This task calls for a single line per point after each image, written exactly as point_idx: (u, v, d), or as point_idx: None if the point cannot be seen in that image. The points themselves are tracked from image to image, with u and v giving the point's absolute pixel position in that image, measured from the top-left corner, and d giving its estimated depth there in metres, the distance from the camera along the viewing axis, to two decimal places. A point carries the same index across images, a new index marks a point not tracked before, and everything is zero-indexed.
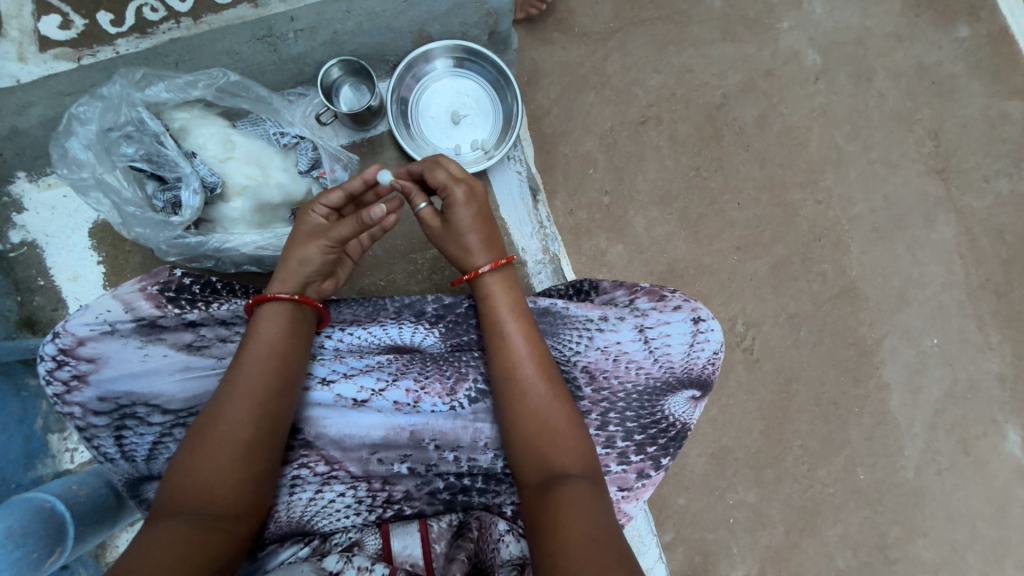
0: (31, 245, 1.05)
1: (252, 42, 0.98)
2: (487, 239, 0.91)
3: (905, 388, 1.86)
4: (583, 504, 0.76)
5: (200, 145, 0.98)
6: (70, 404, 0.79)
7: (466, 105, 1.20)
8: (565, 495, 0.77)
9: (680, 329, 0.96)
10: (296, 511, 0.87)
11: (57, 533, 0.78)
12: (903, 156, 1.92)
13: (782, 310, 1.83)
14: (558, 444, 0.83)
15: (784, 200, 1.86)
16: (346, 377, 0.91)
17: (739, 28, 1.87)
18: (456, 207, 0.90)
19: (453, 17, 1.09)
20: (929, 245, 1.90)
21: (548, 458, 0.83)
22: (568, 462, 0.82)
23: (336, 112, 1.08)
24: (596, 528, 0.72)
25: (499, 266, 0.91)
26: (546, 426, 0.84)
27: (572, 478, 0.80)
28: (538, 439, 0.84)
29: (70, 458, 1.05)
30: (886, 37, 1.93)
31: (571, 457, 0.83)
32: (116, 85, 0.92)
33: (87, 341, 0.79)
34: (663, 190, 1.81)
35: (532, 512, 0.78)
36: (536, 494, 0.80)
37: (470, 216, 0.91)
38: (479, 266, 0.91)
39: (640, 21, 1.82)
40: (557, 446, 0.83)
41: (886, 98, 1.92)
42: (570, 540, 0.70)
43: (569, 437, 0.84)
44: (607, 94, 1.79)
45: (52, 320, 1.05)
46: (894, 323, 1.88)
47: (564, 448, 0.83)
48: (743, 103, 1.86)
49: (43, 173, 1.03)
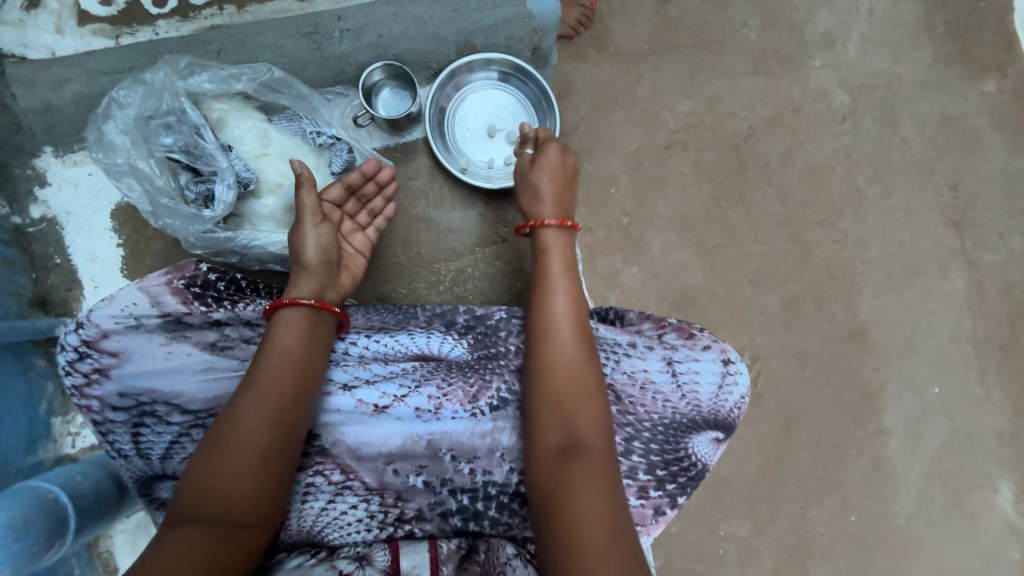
0: (51, 222, 1.02)
1: (296, 38, 0.98)
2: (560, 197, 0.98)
3: (904, 435, 1.86)
4: (601, 487, 0.75)
5: (236, 138, 0.96)
6: (89, 398, 0.77)
7: (502, 119, 1.18)
8: (586, 473, 0.76)
9: (709, 368, 0.94)
10: (307, 521, 0.85)
11: (58, 526, 0.75)
12: (922, 204, 1.92)
13: (790, 346, 1.84)
14: (586, 408, 0.82)
15: (800, 237, 1.86)
16: (368, 382, 0.90)
17: (772, 62, 1.88)
18: (546, 155, 1.01)
19: (499, 30, 1.09)
20: (940, 295, 1.91)
21: (574, 421, 0.81)
22: (593, 436, 0.80)
23: (373, 115, 1.06)
24: (612, 521, 0.72)
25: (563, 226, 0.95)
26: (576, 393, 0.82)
27: (595, 456, 0.78)
28: (568, 405, 0.82)
29: (71, 443, 0.98)
30: (915, 85, 1.94)
31: (595, 429, 0.81)
32: (159, 71, 0.91)
33: (112, 335, 0.78)
34: (682, 217, 1.81)
35: (550, 481, 0.77)
36: (554, 462, 0.78)
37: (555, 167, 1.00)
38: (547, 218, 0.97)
39: (675, 47, 1.83)
40: (583, 417, 0.81)
41: (909, 145, 1.93)
42: (588, 532, 0.70)
43: (598, 413, 0.82)
44: (635, 115, 1.79)
45: (65, 301, 1.02)
46: (899, 369, 1.88)
47: (591, 419, 0.81)
48: (769, 137, 1.87)
49: (71, 149, 1.01)
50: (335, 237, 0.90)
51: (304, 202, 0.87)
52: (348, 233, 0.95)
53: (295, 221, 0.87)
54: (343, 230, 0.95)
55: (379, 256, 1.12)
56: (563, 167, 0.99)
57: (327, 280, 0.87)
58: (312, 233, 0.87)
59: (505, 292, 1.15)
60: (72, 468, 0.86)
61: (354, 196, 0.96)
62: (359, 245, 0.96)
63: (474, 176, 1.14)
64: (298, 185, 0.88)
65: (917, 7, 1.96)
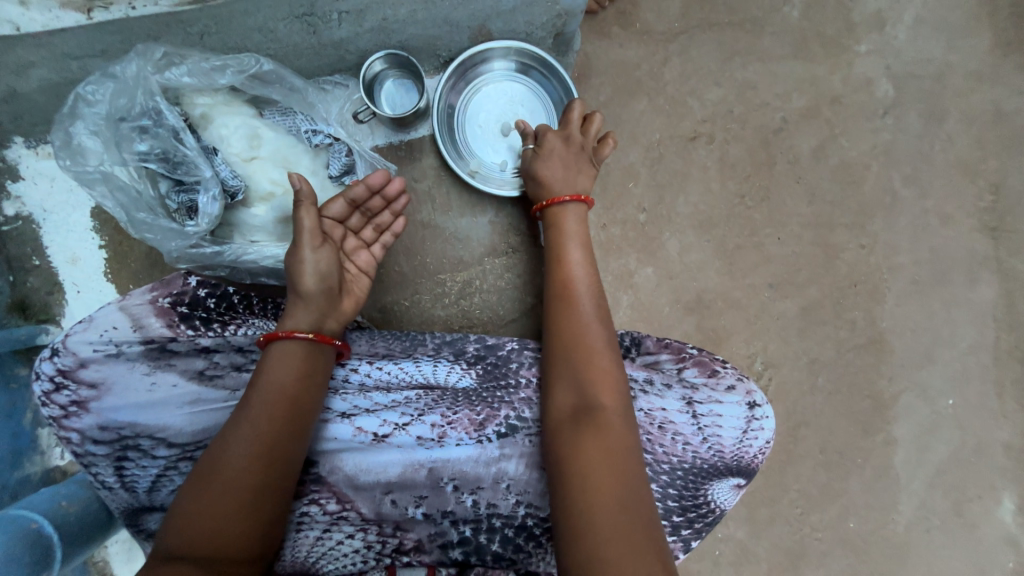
0: (26, 220, 0.94)
1: (290, 20, 0.84)
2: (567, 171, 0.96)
3: (912, 446, 1.83)
4: (614, 455, 0.72)
5: (222, 138, 0.86)
6: (67, 430, 0.72)
7: (517, 116, 1.07)
8: (598, 440, 0.74)
9: (734, 412, 0.88)
10: (302, 551, 0.82)
11: (42, 558, 0.72)
12: (959, 208, 1.80)
13: (804, 354, 1.77)
14: (599, 366, 0.82)
15: (826, 240, 1.75)
16: (369, 411, 0.85)
17: (814, 46, 1.71)
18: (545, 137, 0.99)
19: (518, 15, 0.96)
20: (966, 305, 1.82)
21: (585, 379, 0.81)
22: (609, 402, 0.78)
23: (377, 111, 0.95)
24: (626, 494, 0.69)
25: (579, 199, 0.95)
26: (592, 360, 0.83)
27: (610, 422, 0.76)
28: (582, 369, 0.81)
29: (61, 454, 0.94)
30: (967, 76, 1.77)
31: (609, 389, 0.79)
32: (131, 63, 0.80)
33: (90, 364, 0.73)
34: (703, 214, 1.70)
35: (562, 444, 0.75)
36: (567, 426, 0.77)
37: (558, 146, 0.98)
38: (563, 196, 0.94)
39: (708, 26, 1.66)
40: (598, 383, 0.80)
41: (953, 143, 1.78)
42: (600, 501, 0.68)
43: (617, 382, 0.80)
44: (660, 102, 1.65)
45: (46, 305, 0.96)
46: (914, 379, 1.82)
47: (604, 379, 0.80)
48: (803, 130, 1.72)
49: (42, 140, 0.93)
50: (337, 259, 0.83)
51: (303, 223, 0.78)
52: (351, 251, 0.88)
53: (293, 243, 0.79)
54: (346, 248, 0.87)
55: (381, 265, 1.04)
56: (574, 149, 0.97)
57: (326, 306, 0.80)
58: (311, 257, 0.79)
59: (513, 307, 1.08)
60: (58, 490, 0.83)
61: (358, 211, 0.88)
62: (363, 264, 0.89)
63: (485, 181, 1.04)
64: (296, 203, 0.79)
65: None
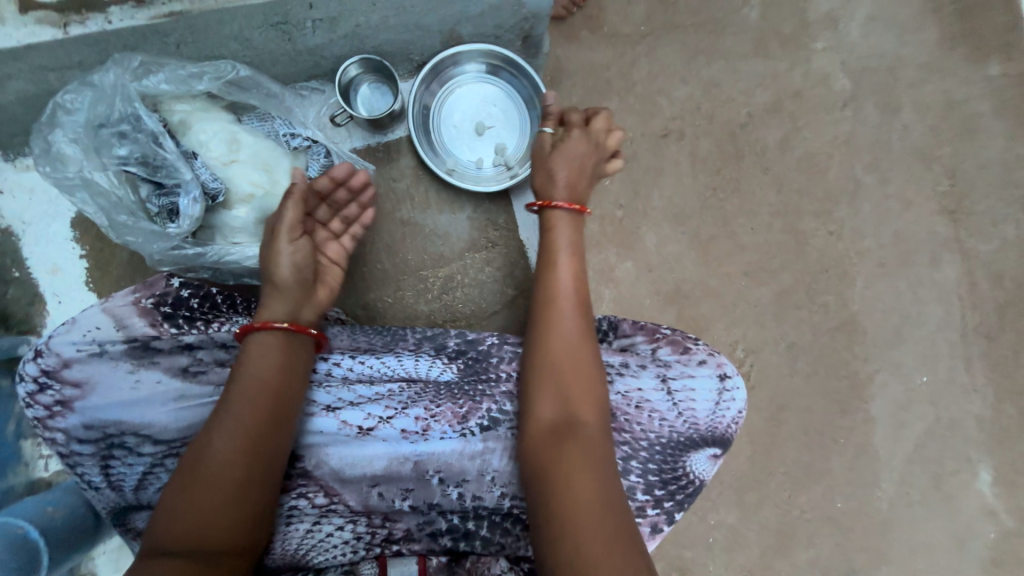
0: (6, 232, 0.95)
1: (263, 28, 0.87)
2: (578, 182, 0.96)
3: (889, 423, 1.90)
4: (594, 466, 0.76)
5: (201, 143, 0.87)
6: (53, 430, 0.73)
7: (491, 116, 1.11)
8: (580, 450, 0.77)
9: (706, 385, 0.92)
10: (292, 544, 0.83)
11: (30, 561, 0.72)
12: (918, 193, 1.89)
13: (782, 338, 1.84)
14: (581, 377, 0.84)
15: (796, 228, 1.83)
16: (353, 404, 0.87)
17: (773, 44, 1.80)
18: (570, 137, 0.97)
19: (487, 19, 1.01)
20: (930, 285, 1.91)
21: (568, 391, 0.83)
22: (589, 415, 0.82)
23: (354, 115, 0.99)
24: (606, 502, 0.72)
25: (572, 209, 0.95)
26: (575, 371, 0.85)
27: (590, 434, 0.80)
28: (565, 381, 0.84)
29: (45, 466, 0.94)
30: (918, 68, 1.87)
31: (589, 402, 0.83)
32: (110, 72, 0.82)
33: (74, 363, 0.74)
34: (677, 208, 1.76)
35: (544, 455, 0.78)
36: (548, 438, 0.80)
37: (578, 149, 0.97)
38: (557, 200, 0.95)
39: (673, 28, 1.73)
40: (579, 396, 0.83)
41: (909, 131, 1.88)
42: (581, 508, 0.71)
43: (596, 394, 0.84)
44: (631, 101, 1.71)
45: (28, 316, 0.96)
46: (888, 359, 1.90)
47: (585, 392, 0.83)
48: (768, 124, 1.80)
49: (20, 153, 0.94)
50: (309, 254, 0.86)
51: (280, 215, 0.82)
52: (322, 243, 0.90)
53: (272, 231, 0.83)
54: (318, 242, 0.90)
55: (363, 262, 1.07)
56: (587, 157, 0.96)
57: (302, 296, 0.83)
58: (287, 249, 0.82)
59: (494, 300, 1.11)
60: (44, 497, 0.83)
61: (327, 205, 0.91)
62: (335, 256, 0.91)
63: (462, 179, 1.08)
64: (287, 195, 0.85)
65: None
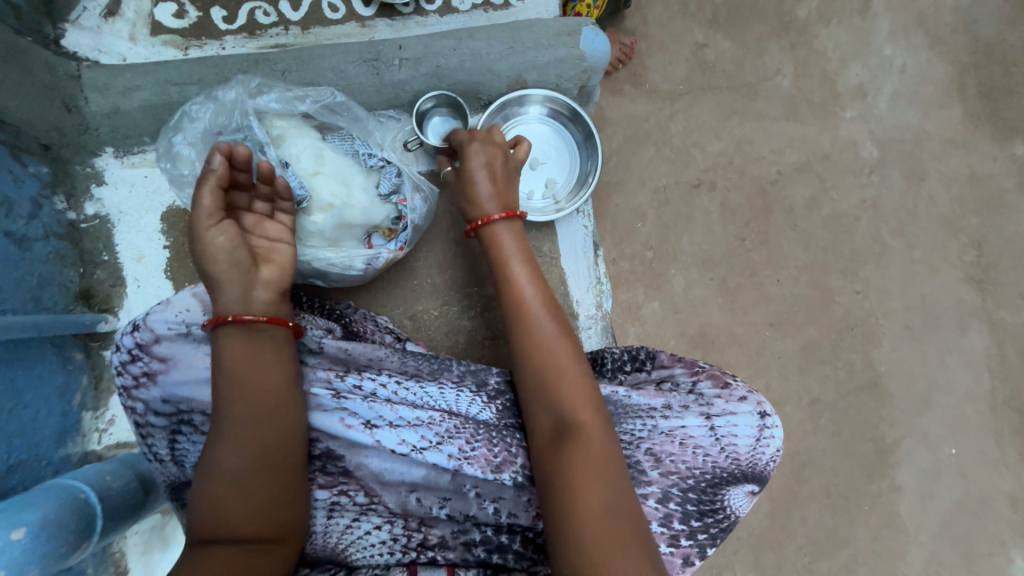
0: (103, 219, 1.04)
1: (358, 63, 1.04)
2: (498, 191, 0.99)
3: (917, 493, 1.84)
4: (597, 462, 0.77)
5: (293, 155, 0.96)
6: (134, 400, 0.79)
7: (544, 153, 1.21)
8: (581, 449, 0.78)
9: (747, 422, 0.92)
10: (332, 537, 0.86)
11: (87, 525, 0.76)
12: (944, 260, 1.93)
13: (805, 393, 1.83)
14: (567, 379, 0.85)
15: (822, 284, 1.87)
16: (391, 425, 0.86)
17: (804, 110, 1.90)
18: (471, 161, 1.00)
19: (550, 68, 1.13)
20: (959, 353, 1.90)
21: (557, 396, 0.84)
22: (584, 413, 0.82)
23: (423, 141, 1.09)
24: (609, 495, 0.74)
25: (510, 218, 0.98)
26: (560, 378, 0.85)
27: (591, 436, 0.80)
28: (553, 388, 0.85)
29: (98, 439, 0.99)
30: (943, 142, 1.95)
31: (581, 401, 0.83)
32: (232, 90, 0.95)
33: (164, 340, 0.80)
34: (706, 254, 1.81)
35: (547, 459, 0.80)
36: (549, 441, 0.81)
37: (482, 168, 1.00)
38: (494, 214, 0.97)
39: (709, 87, 1.84)
40: (572, 399, 0.83)
41: (935, 201, 1.94)
42: (586, 503, 0.73)
43: (588, 393, 0.85)
44: (666, 152, 1.81)
45: (109, 296, 1.04)
46: (915, 425, 1.87)
47: (574, 392, 0.84)
48: (796, 183, 1.88)
49: (130, 151, 1.05)
50: (237, 234, 0.83)
51: (203, 203, 0.81)
52: (253, 226, 0.88)
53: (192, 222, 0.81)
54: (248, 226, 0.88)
55: (414, 275, 1.15)
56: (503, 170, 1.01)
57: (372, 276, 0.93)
58: (215, 234, 0.82)
59: None
60: (101, 467, 0.87)
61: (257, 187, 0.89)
62: (271, 232, 0.89)
63: None
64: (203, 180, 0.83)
65: (950, 67, 1.97)
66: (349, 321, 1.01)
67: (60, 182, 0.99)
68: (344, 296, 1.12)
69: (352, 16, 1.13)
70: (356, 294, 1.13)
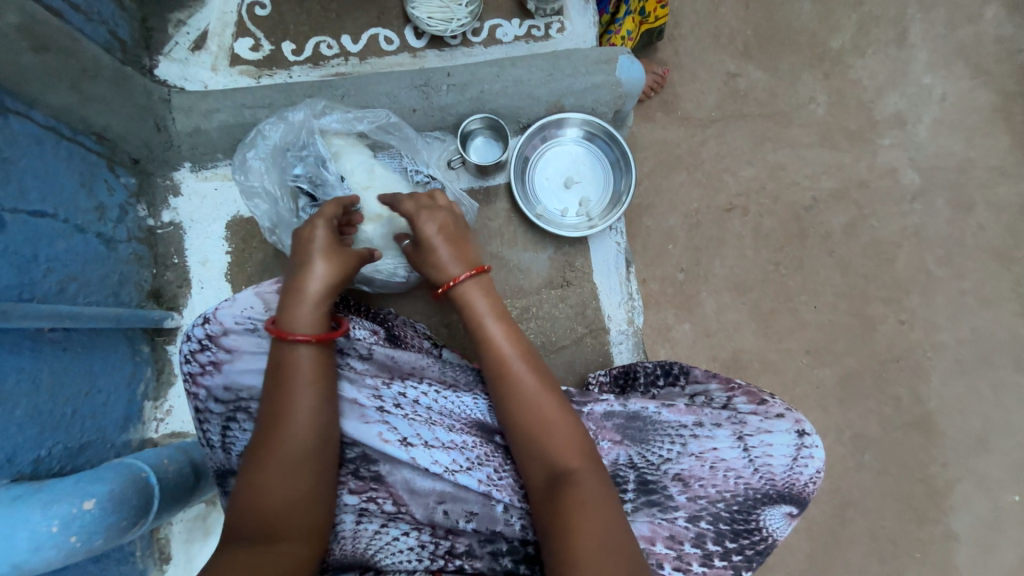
0: (176, 226, 1.15)
1: (409, 88, 1.13)
2: (456, 252, 0.94)
3: (974, 542, 1.71)
4: (597, 513, 0.73)
5: (348, 171, 1.04)
6: (199, 386, 0.86)
7: (579, 173, 1.26)
8: (580, 501, 0.74)
9: (783, 441, 0.89)
10: (361, 543, 0.83)
11: (145, 502, 0.82)
12: (997, 292, 1.84)
13: (847, 426, 1.75)
14: (554, 433, 0.81)
15: (862, 312, 1.81)
16: (426, 444, 0.86)
17: (840, 137, 1.89)
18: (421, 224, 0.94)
19: (587, 94, 1.20)
20: (1017, 391, 1.79)
21: (548, 450, 0.80)
22: (576, 461, 0.79)
23: (466, 159, 1.17)
24: (615, 545, 0.70)
25: (475, 273, 0.92)
26: (548, 432, 0.81)
27: (586, 480, 0.77)
28: (541, 444, 0.81)
29: (155, 428, 1.06)
30: (991, 170, 1.90)
31: (572, 450, 0.80)
32: (300, 111, 1.05)
33: (231, 333, 0.87)
34: (738, 278, 1.79)
35: (547, 513, 0.76)
36: (546, 497, 0.78)
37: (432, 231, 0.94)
38: (456, 274, 0.92)
39: (742, 115, 1.86)
40: (560, 444, 0.80)
41: (984, 231, 1.87)
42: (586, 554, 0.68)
43: (579, 441, 0.81)
44: (698, 176, 1.82)
45: (175, 296, 1.13)
46: (970, 467, 1.74)
47: (563, 446, 0.80)
48: (833, 209, 1.86)
49: (205, 166, 1.16)
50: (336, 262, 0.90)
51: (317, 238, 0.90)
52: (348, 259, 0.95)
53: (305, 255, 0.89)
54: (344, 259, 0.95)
55: None
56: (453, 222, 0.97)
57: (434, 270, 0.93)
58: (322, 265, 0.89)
59: (564, 334, 1.22)
60: (160, 451, 0.93)
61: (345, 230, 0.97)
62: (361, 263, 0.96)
63: (547, 222, 1.21)
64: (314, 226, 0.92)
65: (995, 96, 1.94)
66: (390, 326, 1.04)
67: (144, 192, 1.11)
68: (385, 303, 1.18)
69: (405, 48, 1.24)
70: (395, 301, 1.19)
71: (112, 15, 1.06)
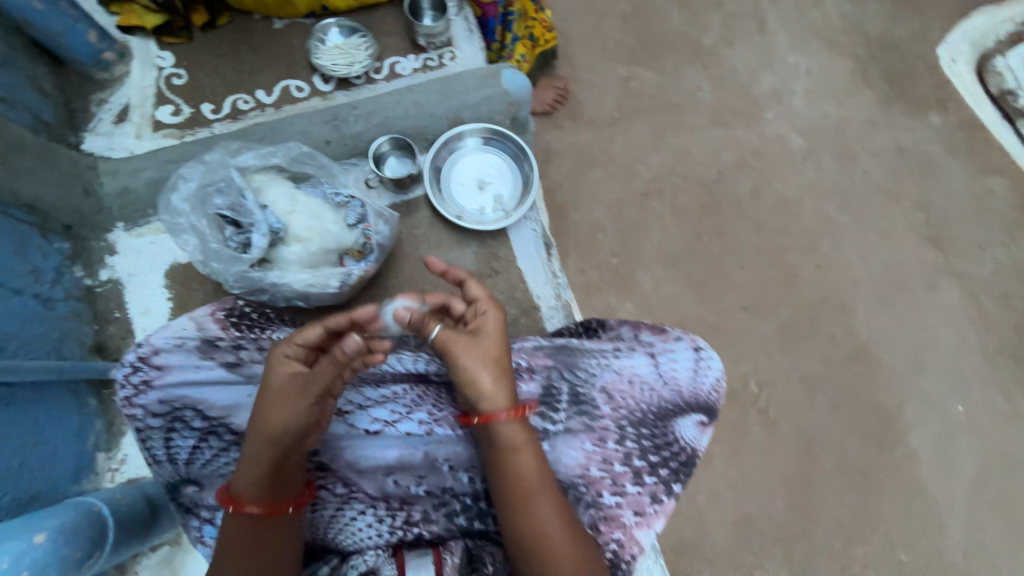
0: (115, 282, 1.21)
1: (321, 123, 1.26)
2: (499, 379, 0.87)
3: (935, 457, 1.82)
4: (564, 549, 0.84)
5: (271, 200, 1.16)
6: (135, 406, 0.91)
7: (490, 175, 1.40)
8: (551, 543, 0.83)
9: (685, 358, 1.01)
10: (320, 530, 0.89)
11: (99, 535, 0.84)
12: (895, 226, 2.05)
13: (794, 370, 1.87)
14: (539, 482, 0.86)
15: (783, 263, 1.98)
16: (362, 408, 0.93)
17: (729, 116, 2.13)
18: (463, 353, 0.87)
19: (482, 106, 1.35)
20: (936, 310, 1.96)
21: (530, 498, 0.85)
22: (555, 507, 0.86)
23: (381, 177, 1.31)
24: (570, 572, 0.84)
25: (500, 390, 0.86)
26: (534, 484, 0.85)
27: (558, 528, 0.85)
28: (523, 491, 0.85)
29: (110, 478, 1.08)
30: (863, 123, 2.16)
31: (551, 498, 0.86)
32: (217, 153, 1.16)
33: (161, 351, 0.93)
34: (667, 253, 1.95)
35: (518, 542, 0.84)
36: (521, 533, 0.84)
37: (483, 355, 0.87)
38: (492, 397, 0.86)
39: (640, 111, 2.08)
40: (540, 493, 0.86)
41: (871, 175, 2.11)
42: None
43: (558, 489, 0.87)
44: (612, 169, 2.01)
45: (120, 348, 1.18)
46: (914, 387, 1.88)
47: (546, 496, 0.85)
48: (738, 179, 2.06)
49: (137, 223, 1.23)
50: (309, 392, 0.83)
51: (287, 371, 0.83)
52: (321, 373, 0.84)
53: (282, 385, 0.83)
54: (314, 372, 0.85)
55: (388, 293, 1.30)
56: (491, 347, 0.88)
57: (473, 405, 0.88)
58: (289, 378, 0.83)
59: None
60: (112, 489, 0.97)
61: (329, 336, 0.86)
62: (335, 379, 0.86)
63: (468, 222, 1.34)
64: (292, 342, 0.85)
65: (851, 62, 2.23)
66: None
67: (79, 255, 1.18)
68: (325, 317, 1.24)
69: (315, 92, 1.38)
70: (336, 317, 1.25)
71: (35, 101, 1.17)
